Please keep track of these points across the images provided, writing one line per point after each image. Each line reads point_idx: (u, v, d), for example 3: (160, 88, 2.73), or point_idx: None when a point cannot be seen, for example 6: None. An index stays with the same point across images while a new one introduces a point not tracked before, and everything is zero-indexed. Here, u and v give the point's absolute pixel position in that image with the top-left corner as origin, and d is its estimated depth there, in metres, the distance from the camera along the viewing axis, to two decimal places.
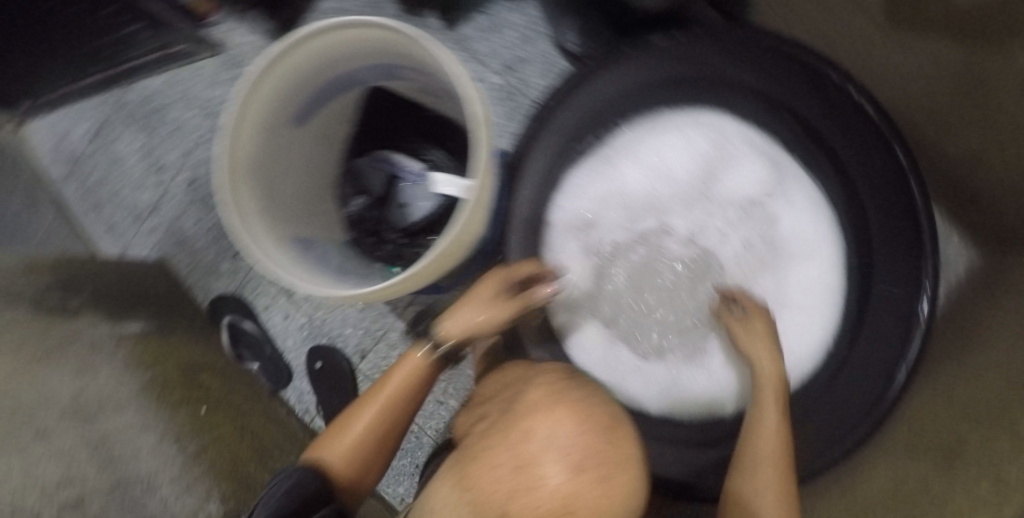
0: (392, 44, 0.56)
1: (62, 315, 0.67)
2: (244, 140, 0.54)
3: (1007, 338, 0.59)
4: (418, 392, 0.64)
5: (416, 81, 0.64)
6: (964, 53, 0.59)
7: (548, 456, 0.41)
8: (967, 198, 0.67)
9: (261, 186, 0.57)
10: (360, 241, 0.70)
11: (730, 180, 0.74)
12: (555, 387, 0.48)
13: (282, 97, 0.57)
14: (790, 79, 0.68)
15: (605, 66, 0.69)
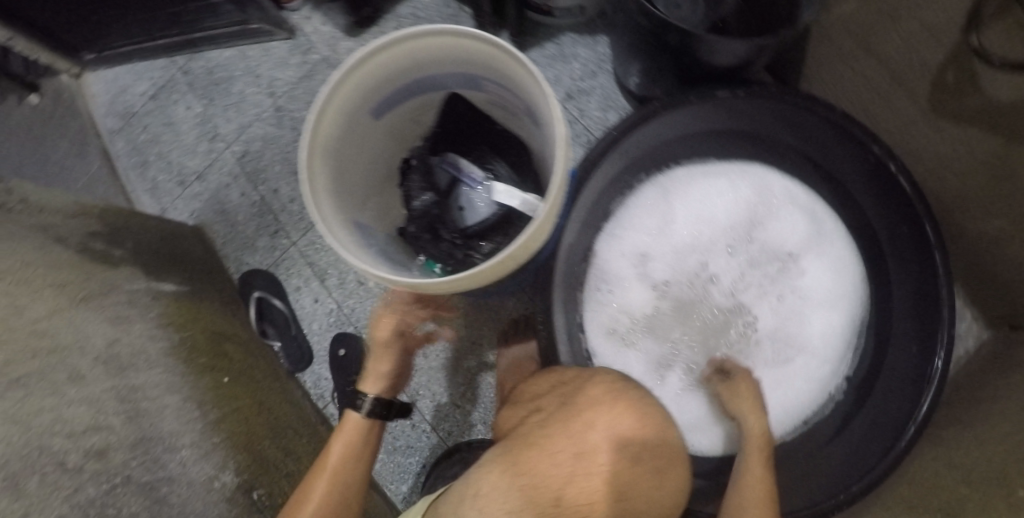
0: (484, 57, 0.54)
1: (104, 263, 0.67)
2: (326, 125, 0.53)
3: (1001, 401, 0.65)
4: (364, 446, 0.64)
5: (495, 96, 0.62)
6: (994, 144, 0.63)
7: (612, 445, 0.45)
8: (980, 278, 0.73)
9: (331, 174, 0.56)
10: (415, 239, 0.67)
11: (769, 230, 0.79)
12: (612, 386, 0.52)
13: (367, 89, 0.56)
14: (835, 145, 0.73)
15: (667, 108, 0.71)
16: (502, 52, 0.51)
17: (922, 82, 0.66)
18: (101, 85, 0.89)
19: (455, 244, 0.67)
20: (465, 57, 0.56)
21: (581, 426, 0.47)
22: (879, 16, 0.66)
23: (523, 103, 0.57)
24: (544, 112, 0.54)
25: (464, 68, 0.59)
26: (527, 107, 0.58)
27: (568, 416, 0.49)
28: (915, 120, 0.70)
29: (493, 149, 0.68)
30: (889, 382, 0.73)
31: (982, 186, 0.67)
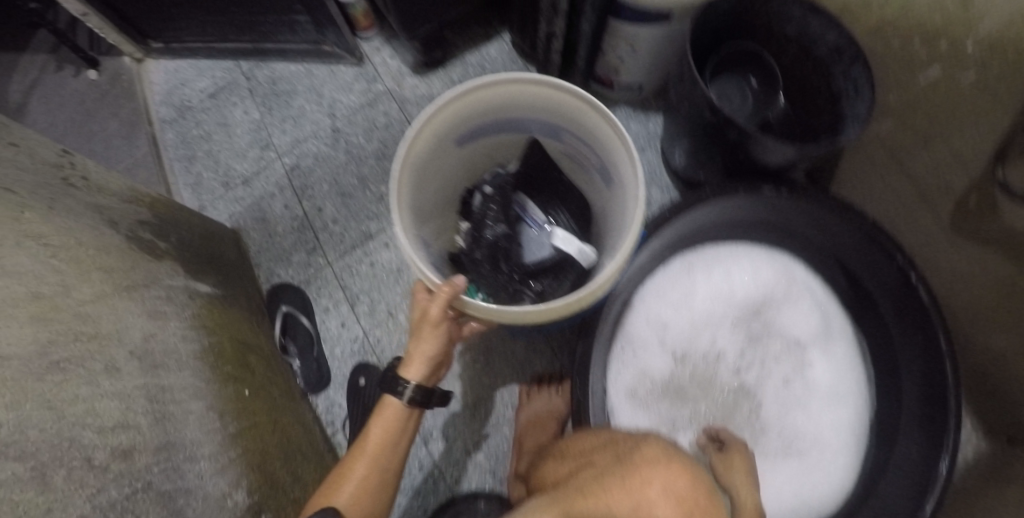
0: (579, 115, 0.57)
1: (149, 254, 0.65)
2: (420, 144, 0.54)
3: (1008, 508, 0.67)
4: (400, 437, 0.59)
5: (573, 148, 0.64)
6: (1009, 266, 0.68)
7: (665, 498, 0.47)
8: (985, 389, 0.77)
9: (411, 191, 0.56)
10: (475, 266, 0.66)
11: (785, 320, 0.83)
12: (667, 450, 0.54)
13: (463, 118, 0.58)
14: (862, 248, 0.75)
15: (719, 193, 0.75)
16: (595, 107, 0.53)
17: (947, 201, 0.71)
18: (161, 73, 0.91)
19: (510, 279, 0.66)
20: (557, 108, 0.58)
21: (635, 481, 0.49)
22: (913, 138, 0.73)
23: (600, 160, 0.60)
24: (624, 173, 0.55)
25: (552, 117, 0.61)
26: (603, 165, 0.61)
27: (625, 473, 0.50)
28: (940, 238, 0.75)
29: (558, 198, 0.70)
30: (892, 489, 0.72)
31: (997, 306, 0.72)
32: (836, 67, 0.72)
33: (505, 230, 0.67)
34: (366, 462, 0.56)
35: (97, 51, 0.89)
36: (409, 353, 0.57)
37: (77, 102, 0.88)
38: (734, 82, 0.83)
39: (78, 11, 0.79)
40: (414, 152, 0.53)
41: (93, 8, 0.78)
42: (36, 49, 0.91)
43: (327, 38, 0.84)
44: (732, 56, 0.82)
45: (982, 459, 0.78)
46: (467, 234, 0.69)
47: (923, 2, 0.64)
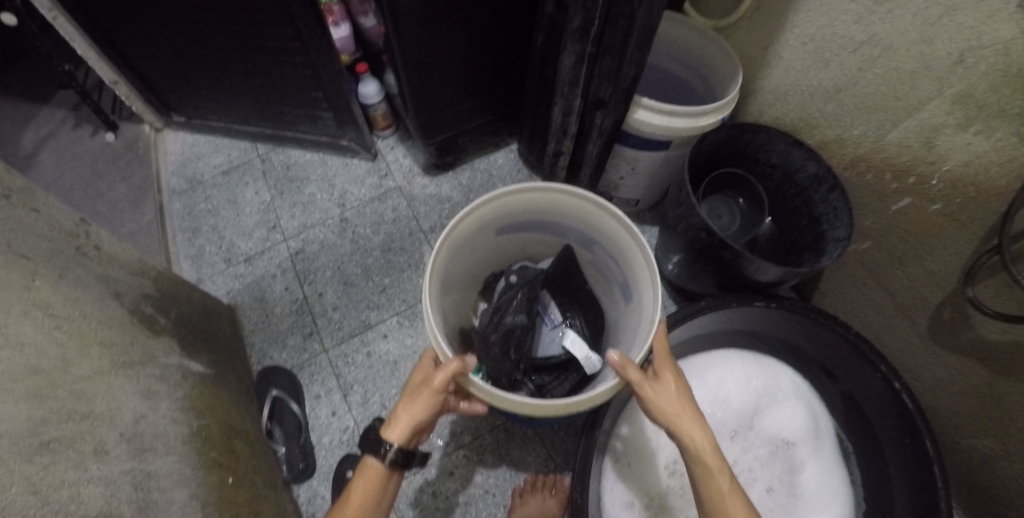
0: (613, 233, 0.62)
1: (148, 330, 0.63)
2: (466, 223, 0.59)
3: None
4: (382, 501, 0.54)
5: (600, 259, 0.68)
6: (984, 373, 0.73)
7: None
8: (971, 489, 0.82)
9: (443, 266, 0.60)
10: (486, 348, 0.65)
11: (774, 428, 0.82)
12: None
13: (509, 211, 0.64)
14: (850, 359, 0.76)
15: (718, 304, 0.76)
16: (631, 233, 0.58)
17: (924, 315, 0.78)
18: (179, 145, 0.93)
19: (515, 368, 0.66)
20: (593, 222, 0.63)
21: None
22: (886, 259, 0.80)
23: (624, 275, 0.65)
24: (646, 292, 0.59)
25: (587, 229, 0.66)
26: (625, 279, 0.65)
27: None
28: (916, 343, 0.80)
29: (579, 304, 0.71)
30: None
31: (976, 411, 0.77)
32: (816, 192, 0.81)
33: (525, 322, 0.65)
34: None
35: (118, 116, 0.94)
36: (396, 415, 0.53)
37: (90, 161, 0.92)
38: (723, 202, 0.90)
39: (110, 79, 0.83)
40: (458, 230, 0.58)
41: (125, 76, 0.83)
42: (58, 107, 0.96)
43: (346, 134, 0.89)
44: (722, 177, 0.89)
45: None
46: (486, 315, 0.69)
47: (888, 144, 0.73)
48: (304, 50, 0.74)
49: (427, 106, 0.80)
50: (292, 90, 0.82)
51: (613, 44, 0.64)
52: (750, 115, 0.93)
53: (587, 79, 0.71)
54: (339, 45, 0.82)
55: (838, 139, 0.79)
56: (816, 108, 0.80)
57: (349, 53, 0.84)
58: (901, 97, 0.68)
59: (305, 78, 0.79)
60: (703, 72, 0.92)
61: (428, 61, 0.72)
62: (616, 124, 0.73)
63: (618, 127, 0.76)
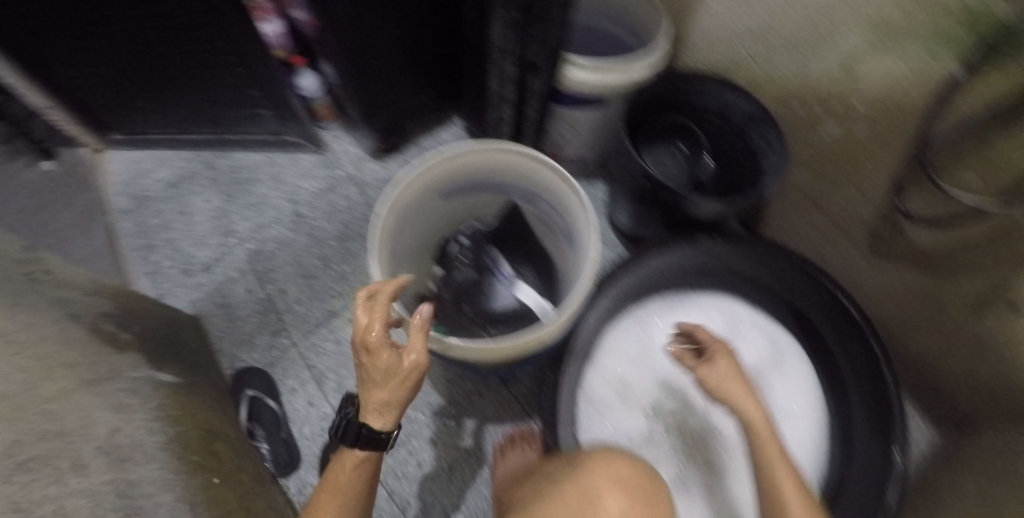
0: (550, 184, 0.65)
1: (112, 347, 0.64)
2: (409, 191, 0.62)
3: (968, 482, 0.77)
4: (369, 484, 0.51)
5: (545, 214, 0.71)
6: (925, 279, 0.80)
7: (610, 491, 0.43)
8: (924, 385, 0.91)
9: (390, 234, 0.63)
10: (441, 305, 0.72)
11: (739, 354, 0.84)
12: (610, 459, 0.48)
13: (450, 175, 0.66)
14: (798, 283, 0.82)
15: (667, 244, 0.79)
16: (569, 184, 0.61)
17: (863, 234, 0.82)
18: (122, 164, 0.92)
19: (470, 322, 0.71)
20: (532, 177, 0.66)
21: (589, 502, 0.43)
22: (824, 183, 0.84)
23: (566, 225, 0.67)
24: (584, 236, 0.62)
25: (529, 186, 0.68)
26: (567, 229, 0.68)
27: (571, 486, 0.45)
28: (860, 259, 0.86)
29: (529, 257, 0.75)
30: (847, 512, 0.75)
31: (919, 314, 0.84)
32: (752, 131, 0.84)
33: (472, 276, 0.73)
34: (335, 510, 0.47)
35: None
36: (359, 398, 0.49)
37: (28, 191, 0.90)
38: (665, 150, 0.91)
39: (37, 105, 0.82)
40: (399, 199, 0.61)
41: (59, 101, 0.81)
42: None
43: (290, 130, 0.90)
44: (662, 126, 0.91)
45: (936, 445, 0.91)
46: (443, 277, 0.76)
47: (810, 73, 0.76)
48: (234, 49, 0.73)
49: (367, 91, 0.80)
50: (228, 92, 0.82)
51: (544, 15, 0.62)
52: (683, 62, 0.95)
53: (520, 46, 0.70)
54: (274, 42, 0.79)
55: (766, 74, 0.82)
56: (741, 47, 0.82)
57: (286, 48, 0.81)
58: (816, 26, 0.70)
59: (240, 78, 0.79)
60: (632, 26, 0.93)
61: (357, 44, 0.71)
62: (547, 83, 0.75)
63: (551, 88, 0.78)
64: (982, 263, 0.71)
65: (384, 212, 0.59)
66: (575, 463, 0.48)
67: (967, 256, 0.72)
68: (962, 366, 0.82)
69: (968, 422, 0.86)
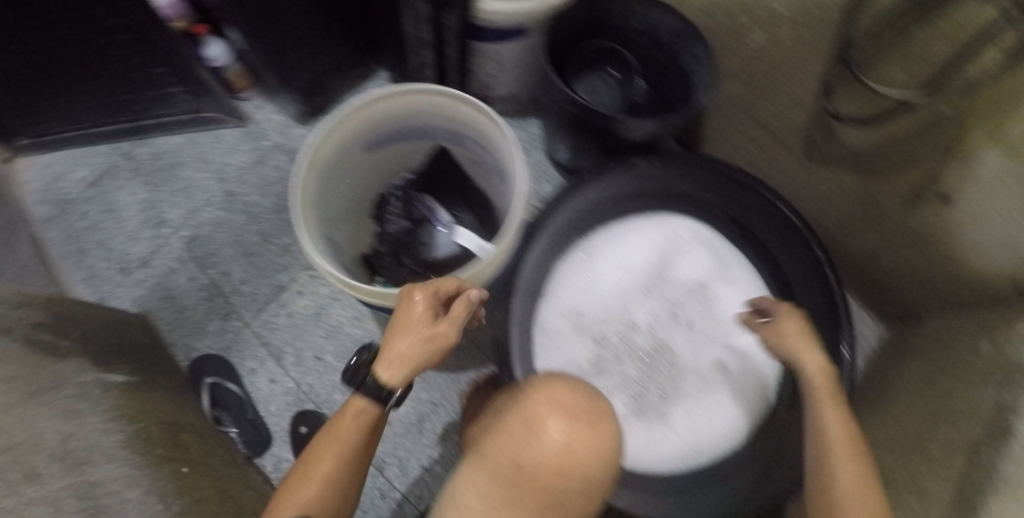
0: (472, 120, 0.64)
1: (51, 355, 0.63)
2: (327, 145, 0.61)
3: (921, 374, 0.85)
4: (373, 428, 0.57)
5: (474, 153, 0.71)
6: (862, 179, 0.83)
7: (551, 420, 0.44)
8: (872, 284, 0.98)
9: (316, 193, 0.63)
10: (381, 261, 0.73)
11: (681, 270, 0.87)
12: (555, 388, 0.47)
13: (371, 124, 0.65)
14: (736, 196, 0.84)
15: (602, 172, 0.80)
16: (489, 116, 0.61)
17: (797, 138, 0.84)
18: (35, 171, 0.87)
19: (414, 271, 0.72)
20: (456, 116, 0.66)
21: (532, 430, 0.43)
22: (754, 92, 0.84)
23: (495, 162, 0.68)
24: (511, 167, 0.62)
25: (454, 124, 0.68)
26: (496, 166, 0.68)
27: (515, 417, 0.45)
28: (798, 168, 0.89)
29: (463, 199, 0.76)
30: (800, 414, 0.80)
31: (865, 217, 0.88)
32: (678, 45, 0.81)
33: (406, 226, 0.73)
34: (336, 449, 0.56)
35: None
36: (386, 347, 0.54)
37: None
38: (598, 77, 0.89)
39: None
40: (319, 152, 0.60)
41: None
42: None
43: (205, 104, 0.85)
44: (591, 54, 0.88)
45: (885, 340, 1.00)
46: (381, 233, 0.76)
47: None
48: (129, 26, 0.69)
49: (280, 54, 0.76)
50: (131, 74, 0.77)
51: None
52: None
53: None
54: (169, 12, 0.73)
55: None
56: None
57: (185, 17, 0.76)
58: None
59: (141, 56, 0.75)
60: None
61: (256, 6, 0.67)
62: (462, 19, 0.71)
63: (467, 24, 0.74)
64: (910, 157, 0.75)
65: (304, 167, 0.58)
66: (520, 395, 0.49)
67: (897, 155, 0.76)
68: (899, 259, 0.89)
69: (912, 318, 0.95)
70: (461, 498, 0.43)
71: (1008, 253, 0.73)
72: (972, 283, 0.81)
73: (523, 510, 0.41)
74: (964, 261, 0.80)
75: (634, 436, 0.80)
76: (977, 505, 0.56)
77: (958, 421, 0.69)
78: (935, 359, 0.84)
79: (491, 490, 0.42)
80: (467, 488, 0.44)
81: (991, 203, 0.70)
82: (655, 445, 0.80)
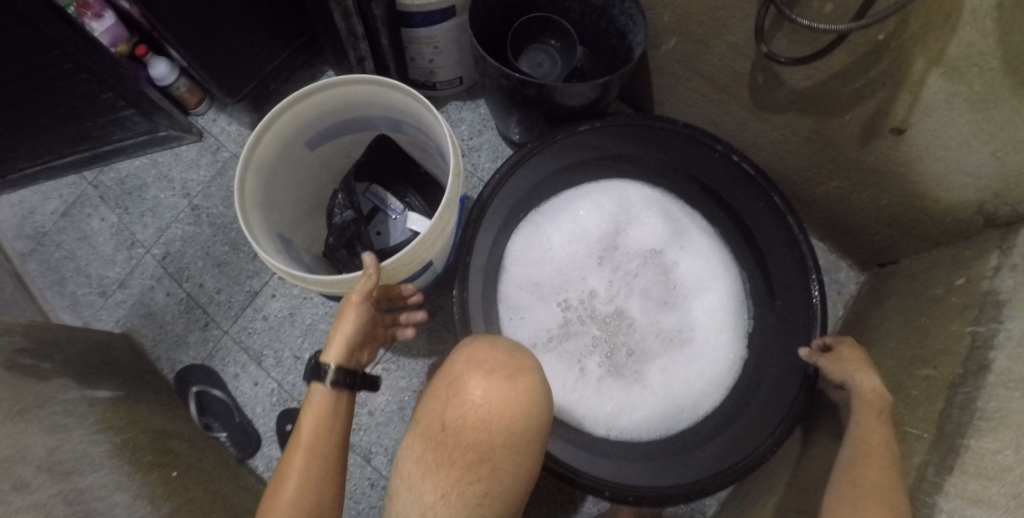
0: (406, 106, 0.67)
1: (35, 377, 0.67)
2: (264, 143, 0.63)
3: (897, 313, 0.84)
4: (334, 432, 0.57)
5: (415, 138, 0.75)
6: (809, 121, 0.83)
7: (472, 379, 0.47)
8: (841, 231, 0.97)
9: (260, 190, 0.66)
10: (335, 252, 0.76)
11: (634, 235, 0.89)
12: (476, 346, 0.51)
13: (307, 118, 0.67)
14: (688, 150, 0.84)
15: (545, 144, 0.81)
16: (417, 100, 0.63)
17: (745, 86, 0.84)
18: (7, 208, 0.91)
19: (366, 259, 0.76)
20: (389, 103, 0.68)
21: (453, 392, 0.47)
22: (693, 46, 0.84)
23: (435, 143, 0.71)
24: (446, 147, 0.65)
25: (390, 112, 0.71)
26: (436, 146, 0.72)
27: (441, 381, 0.49)
28: (750, 118, 0.89)
29: (409, 182, 0.80)
30: (778, 363, 0.79)
31: (822, 160, 0.87)
32: (614, 7, 0.82)
33: (351, 215, 0.76)
34: (303, 452, 0.55)
35: None
36: (329, 337, 0.57)
37: None
38: (540, 50, 0.91)
39: None
40: (257, 152, 0.62)
41: None
42: None
43: (160, 124, 0.88)
44: (530, 24, 0.90)
45: (862, 286, 1.00)
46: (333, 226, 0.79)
47: None
48: (70, 57, 0.71)
49: (221, 65, 0.78)
50: (84, 102, 0.80)
51: None
52: None
53: None
54: (108, 38, 0.79)
55: None
56: None
57: (124, 41, 0.81)
58: None
59: (88, 84, 0.77)
60: None
61: (188, 20, 0.69)
62: (387, 8, 0.75)
63: (393, 11, 0.75)
64: (860, 94, 0.74)
65: (243, 169, 0.60)
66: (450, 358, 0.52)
67: (846, 92, 0.75)
68: (866, 202, 0.88)
69: (888, 263, 0.94)
70: (406, 463, 0.48)
71: (970, 178, 0.71)
72: (939, 215, 0.79)
73: (453, 467, 0.45)
74: (930, 195, 0.78)
75: (614, 397, 0.82)
76: (955, 438, 0.55)
77: (930, 357, 0.69)
78: (914, 297, 0.82)
79: (426, 451, 0.47)
80: (409, 453, 0.48)
81: (946, 132, 0.69)
82: (632, 409, 0.82)
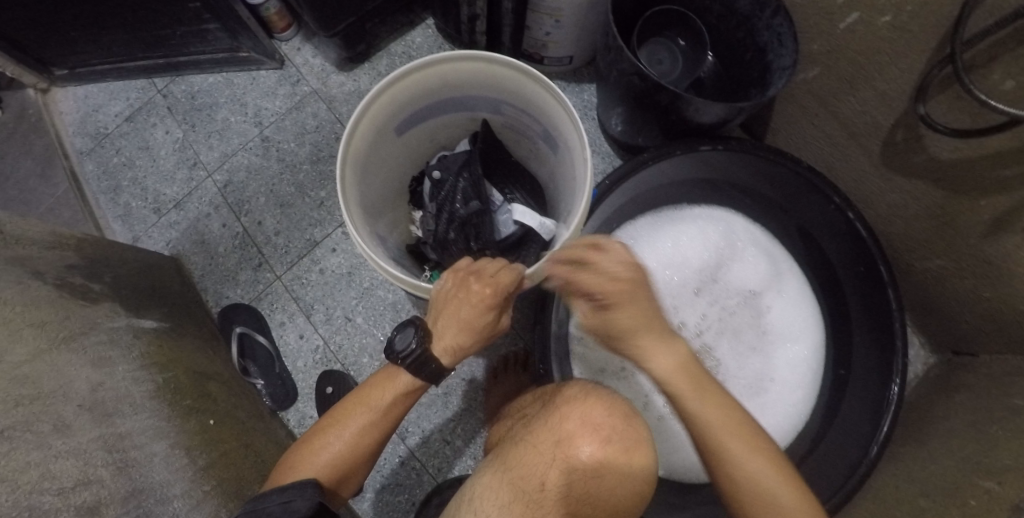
0: (513, 83, 0.60)
1: (83, 299, 0.63)
2: (360, 132, 0.57)
3: (965, 411, 0.80)
4: (409, 403, 0.55)
5: (514, 120, 0.69)
6: (941, 195, 0.75)
7: (583, 441, 0.45)
8: (921, 309, 0.93)
9: (357, 186, 0.60)
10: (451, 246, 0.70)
11: (736, 271, 0.85)
12: (589, 401, 0.48)
13: (400, 104, 0.61)
14: (804, 194, 0.77)
15: (662, 153, 0.74)
16: (535, 79, 0.56)
17: (878, 140, 0.77)
18: (71, 102, 0.89)
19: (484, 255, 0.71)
20: (493, 81, 0.62)
21: (562, 452, 0.45)
22: (837, 82, 0.76)
23: (543, 127, 0.64)
24: (565, 130, 0.58)
25: (489, 93, 0.65)
26: (544, 129, 0.65)
27: (546, 434, 0.47)
28: (871, 172, 0.83)
29: (508, 174, 0.74)
30: (844, 426, 0.76)
31: (934, 237, 0.81)
32: (759, 20, 0.74)
33: (476, 208, 0.69)
34: (365, 415, 0.52)
35: None
36: (437, 337, 0.52)
37: None
38: (663, 46, 0.85)
39: None
40: (354, 140, 0.56)
41: None
42: None
43: (242, 44, 0.83)
44: (655, 17, 0.83)
45: (930, 370, 0.96)
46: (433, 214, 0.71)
47: None
48: None
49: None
50: (166, 6, 0.75)
51: None
52: None
53: None
54: None
55: None
56: None
57: None
58: None
59: None
60: None
61: None
62: None
63: None
64: (1007, 184, 0.66)
65: (340, 164, 0.54)
66: (554, 406, 0.49)
67: (990, 177, 0.67)
68: (964, 292, 0.82)
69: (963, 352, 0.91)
70: (482, 505, 0.46)
71: None
72: None
73: None
74: None
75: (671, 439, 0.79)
76: None
77: (1001, 472, 0.65)
78: (984, 401, 0.78)
79: (514, 505, 0.44)
80: (489, 497, 0.46)
81: None
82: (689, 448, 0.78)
